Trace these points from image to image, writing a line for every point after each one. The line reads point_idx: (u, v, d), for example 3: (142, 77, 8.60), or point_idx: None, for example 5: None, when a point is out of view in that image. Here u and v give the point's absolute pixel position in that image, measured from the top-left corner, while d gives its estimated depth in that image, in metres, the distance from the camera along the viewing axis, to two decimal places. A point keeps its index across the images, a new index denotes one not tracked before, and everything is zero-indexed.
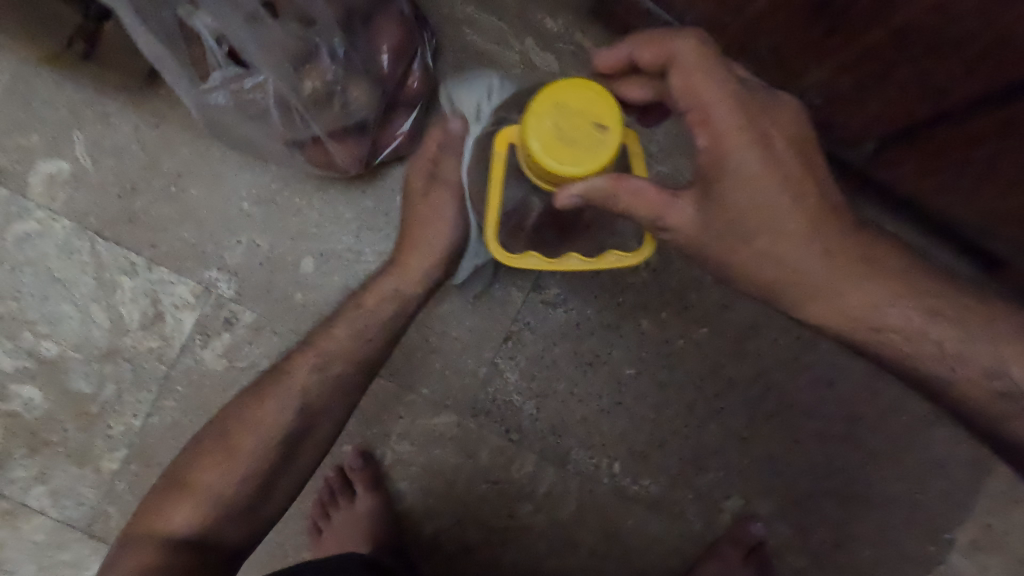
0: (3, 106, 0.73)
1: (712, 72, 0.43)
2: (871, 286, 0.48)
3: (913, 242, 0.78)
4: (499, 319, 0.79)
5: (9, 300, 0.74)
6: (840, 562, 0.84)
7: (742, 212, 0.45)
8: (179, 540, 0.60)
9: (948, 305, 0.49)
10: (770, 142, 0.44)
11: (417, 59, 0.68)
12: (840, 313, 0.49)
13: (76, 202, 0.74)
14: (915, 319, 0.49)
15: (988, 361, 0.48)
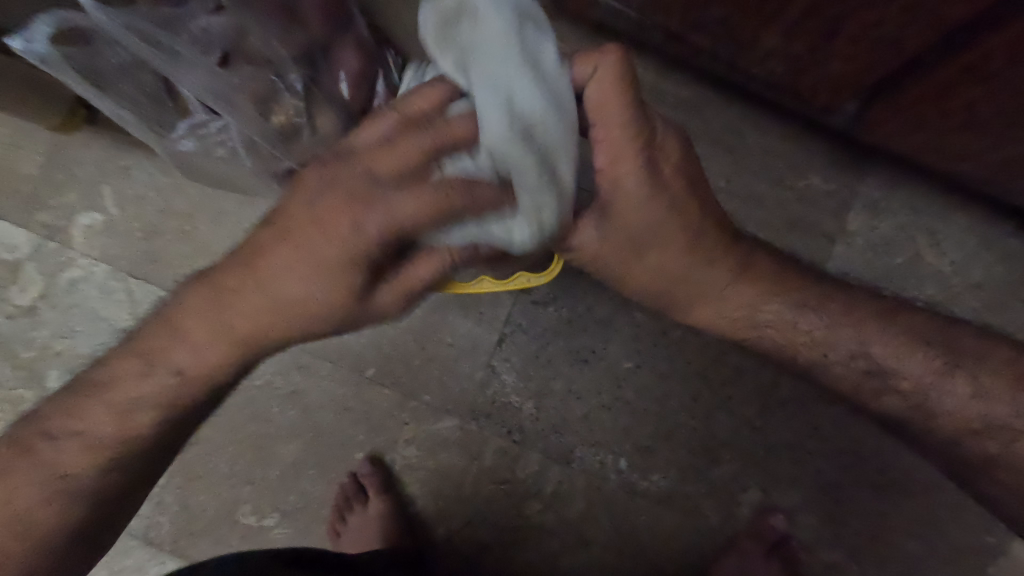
0: (45, 171, 0.83)
1: (621, 99, 0.41)
2: (744, 287, 0.51)
3: (904, 208, 0.74)
4: (491, 323, 0.80)
5: (65, 338, 0.84)
6: (881, 556, 0.77)
7: (640, 226, 0.46)
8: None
9: (815, 298, 0.52)
10: (658, 169, 0.44)
11: (380, 81, 0.68)
12: (718, 314, 0.52)
13: (109, 248, 0.84)
14: (789, 314, 0.52)
15: (849, 343, 0.52)
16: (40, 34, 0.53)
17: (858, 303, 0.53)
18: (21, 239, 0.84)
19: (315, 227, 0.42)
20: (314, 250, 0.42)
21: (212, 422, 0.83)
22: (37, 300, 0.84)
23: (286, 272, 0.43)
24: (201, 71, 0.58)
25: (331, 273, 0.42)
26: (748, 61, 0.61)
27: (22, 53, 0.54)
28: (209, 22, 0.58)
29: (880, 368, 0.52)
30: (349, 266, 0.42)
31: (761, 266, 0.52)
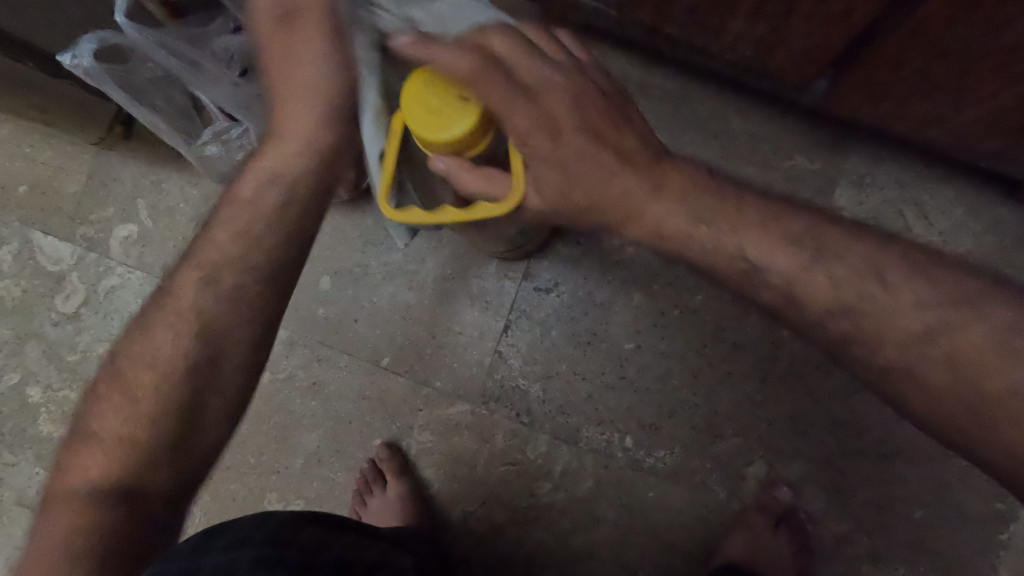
0: (87, 189, 0.92)
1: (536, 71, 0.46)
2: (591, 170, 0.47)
3: (888, 180, 0.77)
4: (496, 310, 0.85)
5: (105, 341, 0.91)
6: (890, 525, 0.77)
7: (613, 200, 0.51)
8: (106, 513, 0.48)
9: (695, 203, 0.47)
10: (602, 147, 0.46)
11: None
12: (562, 201, 0.47)
13: (145, 257, 0.91)
14: (657, 212, 0.47)
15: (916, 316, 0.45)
16: (85, 50, 0.58)
17: (746, 221, 0.47)
18: (65, 251, 0.92)
19: (279, 70, 0.49)
20: (287, 76, 0.49)
21: (254, 393, 0.88)
22: (81, 307, 0.92)
23: (285, 111, 0.50)
24: (223, 84, 0.64)
25: (303, 80, 0.49)
26: (721, 48, 0.65)
27: (68, 67, 0.59)
28: (231, 40, 0.64)
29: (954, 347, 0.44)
30: (319, 64, 0.48)
31: (635, 160, 0.47)
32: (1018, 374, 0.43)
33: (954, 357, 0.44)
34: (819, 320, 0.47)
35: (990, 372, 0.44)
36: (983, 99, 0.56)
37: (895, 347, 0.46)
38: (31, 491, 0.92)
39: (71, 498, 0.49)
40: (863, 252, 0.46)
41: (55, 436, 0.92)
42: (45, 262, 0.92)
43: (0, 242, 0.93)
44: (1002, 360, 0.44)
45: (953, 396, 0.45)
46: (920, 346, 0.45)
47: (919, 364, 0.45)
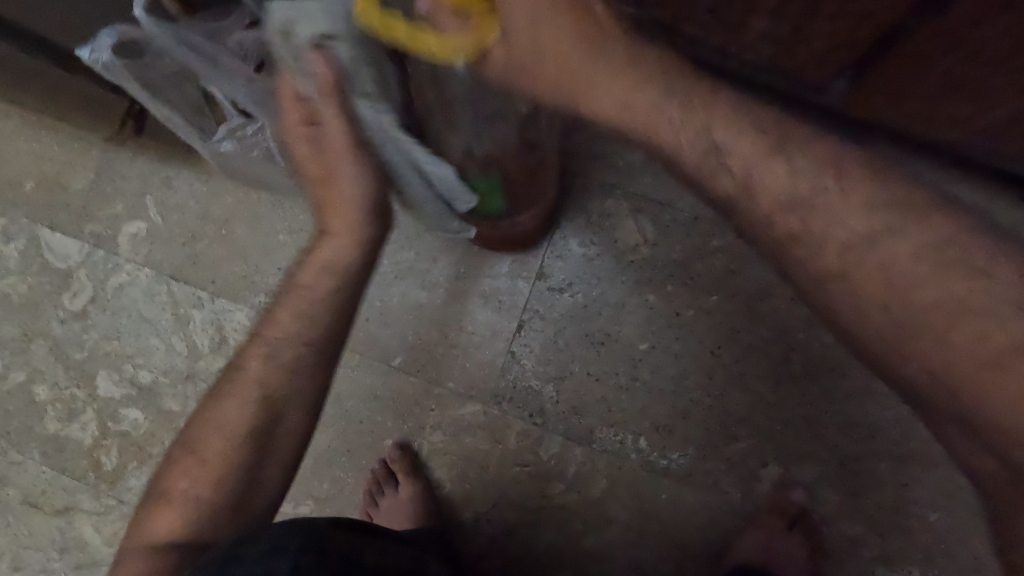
0: (95, 185, 0.91)
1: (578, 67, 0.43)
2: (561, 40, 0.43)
3: None
4: (510, 310, 0.84)
5: (113, 339, 0.90)
6: (906, 528, 0.77)
7: None
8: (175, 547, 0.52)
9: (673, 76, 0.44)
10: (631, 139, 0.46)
11: None
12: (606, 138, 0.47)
13: (153, 254, 0.90)
14: (623, 80, 0.44)
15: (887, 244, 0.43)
16: (103, 45, 0.59)
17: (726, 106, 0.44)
18: (72, 248, 0.91)
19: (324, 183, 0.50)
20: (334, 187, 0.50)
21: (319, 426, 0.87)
22: (88, 304, 0.91)
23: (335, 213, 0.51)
24: (240, 81, 0.63)
25: (334, 192, 0.50)
26: (739, 47, 0.64)
27: (87, 62, 0.60)
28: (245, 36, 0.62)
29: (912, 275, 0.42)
30: (356, 182, 0.49)
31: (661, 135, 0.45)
32: (946, 290, 0.42)
33: (889, 268, 0.43)
34: (766, 216, 0.45)
35: (920, 284, 0.42)
36: (1009, 99, 0.55)
37: (835, 249, 0.44)
38: (37, 490, 0.91)
39: (144, 556, 0.52)
40: (822, 149, 0.44)
41: (62, 435, 0.91)
42: (52, 259, 0.91)
43: (7, 238, 0.92)
44: (934, 275, 0.42)
45: (878, 307, 0.44)
46: (859, 254, 0.43)
47: (854, 270, 0.44)
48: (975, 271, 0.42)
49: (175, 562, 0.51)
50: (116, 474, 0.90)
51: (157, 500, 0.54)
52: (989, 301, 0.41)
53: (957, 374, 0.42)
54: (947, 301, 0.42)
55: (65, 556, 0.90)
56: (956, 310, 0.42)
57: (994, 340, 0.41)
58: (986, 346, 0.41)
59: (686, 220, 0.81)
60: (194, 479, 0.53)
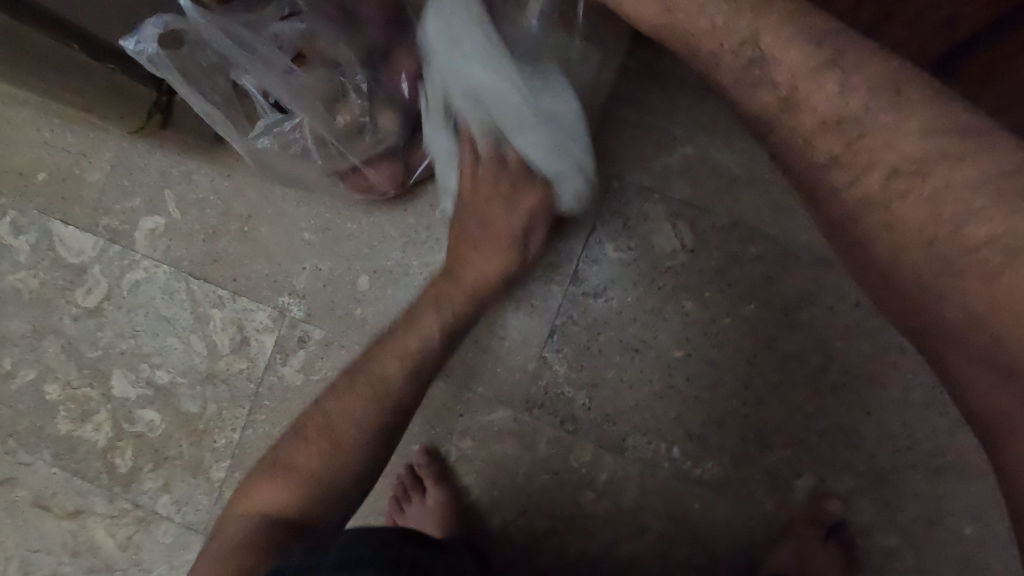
0: (111, 177, 0.87)
1: None
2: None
3: None
4: (543, 314, 0.82)
5: (129, 337, 0.87)
6: (940, 540, 0.76)
7: None
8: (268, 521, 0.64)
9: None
10: None
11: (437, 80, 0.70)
12: None
13: (172, 250, 0.87)
14: None
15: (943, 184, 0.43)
16: (150, 35, 0.58)
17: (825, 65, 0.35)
18: (86, 242, 0.88)
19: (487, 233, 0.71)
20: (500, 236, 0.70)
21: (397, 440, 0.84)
22: (103, 301, 0.88)
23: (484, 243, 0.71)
24: (277, 70, 0.61)
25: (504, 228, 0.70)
26: None
27: (131, 54, 0.59)
28: (282, 27, 0.62)
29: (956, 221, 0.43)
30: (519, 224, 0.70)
31: None
32: (998, 225, 0.41)
33: (933, 197, 0.44)
34: (810, 129, 0.48)
35: (971, 215, 0.42)
36: None
37: (876, 175, 0.46)
38: (48, 492, 0.88)
39: (252, 518, 0.65)
40: (889, 79, 0.44)
41: (74, 435, 0.88)
42: (65, 254, 0.88)
43: (19, 231, 0.88)
44: (982, 211, 0.42)
45: (912, 230, 0.46)
46: (904, 181, 0.45)
47: (894, 196, 0.46)
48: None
49: (258, 537, 0.63)
50: (131, 476, 0.87)
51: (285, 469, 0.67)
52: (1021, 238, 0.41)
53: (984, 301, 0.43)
54: (1000, 235, 0.42)
55: (76, 560, 0.88)
56: (1006, 244, 0.41)
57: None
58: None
59: (724, 227, 0.80)
60: (320, 463, 0.67)
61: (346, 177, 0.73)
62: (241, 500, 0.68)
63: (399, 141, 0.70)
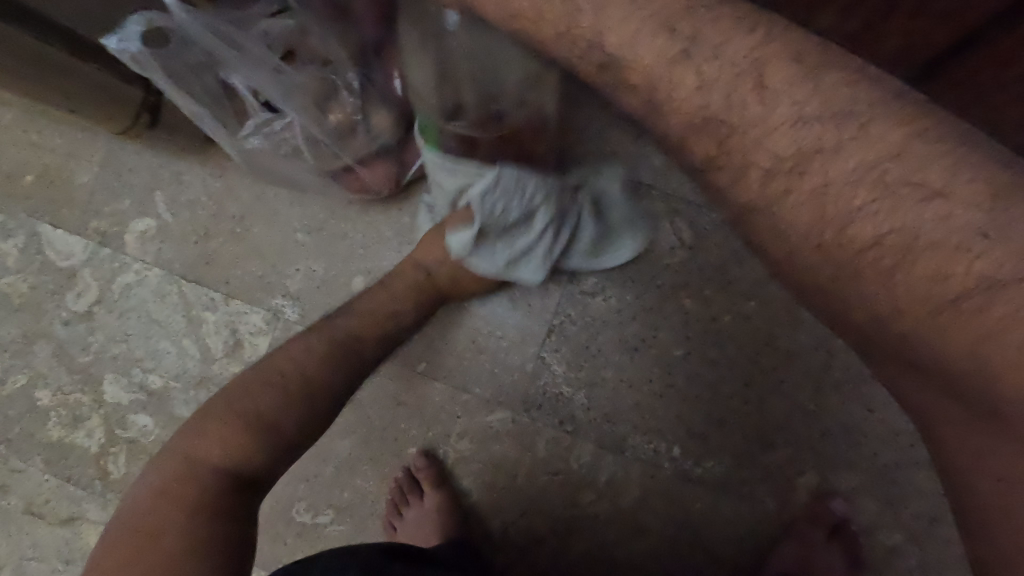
0: (100, 179, 0.86)
1: None
2: (610, 24, 0.33)
3: None
4: (540, 314, 0.81)
5: (121, 342, 0.86)
6: (944, 537, 0.75)
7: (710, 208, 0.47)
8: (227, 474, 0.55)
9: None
10: None
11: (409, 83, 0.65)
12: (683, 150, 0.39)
13: (163, 252, 0.85)
14: None
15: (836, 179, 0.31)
16: (132, 33, 0.56)
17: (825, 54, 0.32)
18: (76, 246, 0.86)
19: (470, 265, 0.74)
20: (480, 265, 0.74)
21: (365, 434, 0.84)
22: (94, 305, 0.86)
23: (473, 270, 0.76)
24: (267, 68, 0.60)
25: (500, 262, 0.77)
26: None
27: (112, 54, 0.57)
28: (272, 24, 0.60)
29: (862, 213, 0.31)
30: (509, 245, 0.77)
31: None
32: (882, 219, 0.31)
33: (817, 196, 0.32)
34: None
35: (854, 218, 0.31)
36: None
37: (756, 177, 0.34)
38: (41, 499, 0.87)
39: (200, 473, 0.54)
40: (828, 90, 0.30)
41: (66, 441, 0.87)
42: (54, 258, 0.86)
43: (6, 234, 0.87)
44: (869, 207, 0.31)
45: (808, 243, 0.34)
46: (782, 184, 0.33)
47: (781, 203, 0.33)
48: (924, 193, 0.29)
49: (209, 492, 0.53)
50: (124, 482, 0.86)
51: (254, 424, 0.57)
52: (936, 230, 0.29)
53: (894, 318, 0.33)
54: (890, 234, 0.31)
55: (69, 567, 0.86)
56: (899, 248, 0.31)
57: (949, 285, 0.30)
58: (938, 291, 0.30)
59: (720, 227, 0.79)
60: (282, 414, 0.58)
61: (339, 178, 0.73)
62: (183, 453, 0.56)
63: (392, 140, 0.70)
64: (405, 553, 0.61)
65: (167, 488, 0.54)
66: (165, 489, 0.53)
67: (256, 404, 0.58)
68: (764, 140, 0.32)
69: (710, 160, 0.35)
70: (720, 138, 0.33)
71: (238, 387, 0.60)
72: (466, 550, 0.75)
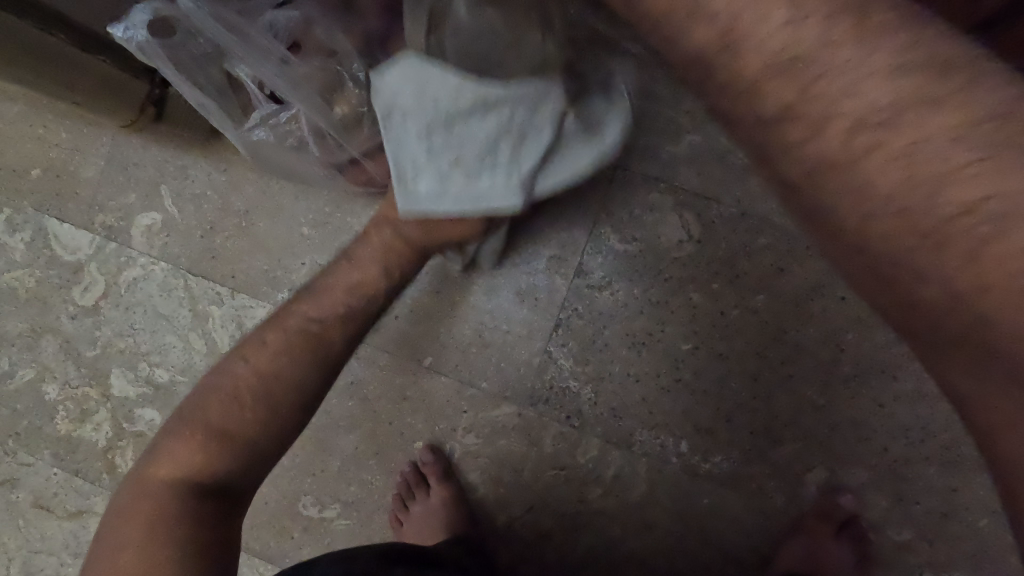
0: (105, 173, 0.86)
1: None
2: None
3: None
4: (547, 309, 0.81)
5: (127, 337, 0.86)
6: (954, 533, 0.75)
7: None
8: (200, 487, 0.54)
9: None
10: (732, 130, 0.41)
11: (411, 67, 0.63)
12: None
13: (169, 247, 0.85)
14: None
15: (931, 142, 0.28)
16: (139, 22, 0.56)
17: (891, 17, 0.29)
18: (83, 240, 0.86)
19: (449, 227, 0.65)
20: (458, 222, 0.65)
21: (377, 428, 0.84)
22: (100, 299, 0.86)
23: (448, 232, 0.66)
24: (273, 59, 0.59)
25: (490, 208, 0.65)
26: None
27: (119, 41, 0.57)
28: (277, 16, 0.60)
29: (960, 174, 0.28)
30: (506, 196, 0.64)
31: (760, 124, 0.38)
32: (982, 183, 0.28)
33: (907, 154, 0.29)
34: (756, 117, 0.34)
35: (956, 175, 0.28)
36: None
37: (846, 127, 0.29)
38: (49, 493, 0.87)
39: (173, 490, 0.54)
40: (929, 46, 0.28)
41: (73, 435, 0.87)
42: (61, 252, 0.86)
43: (13, 229, 0.87)
44: (973, 165, 0.28)
45: (886, 197, 0.30)
46: (868, 138, 0.29)
47: (856, 159, 0.30)
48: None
49: (184, 508, 0.53)
50: None
51: (223, 435, 0.56)
52: None
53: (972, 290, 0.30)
54: (990, 200, 0.28)
55: (78, 561, 0.87)
56: (996, 212, 0.28)
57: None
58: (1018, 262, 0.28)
59: (727, 222, 0.78)
60: (251, 426, 0.57)
61: (345, 170, 0.73)
62: (155, 466, 0.56)
63: None
64: (406, 554, 0.60)
65: (140, 504, 0.54)
66: (138, 505, 0.54)
67: (223, 410, 0.58)
68: (853, 89, 0.28)
69: (765, 117, 0.30)
70: (803, 85, 0.29)
71: (208, 394, 0.59)
72: (472, 546, 0.75)
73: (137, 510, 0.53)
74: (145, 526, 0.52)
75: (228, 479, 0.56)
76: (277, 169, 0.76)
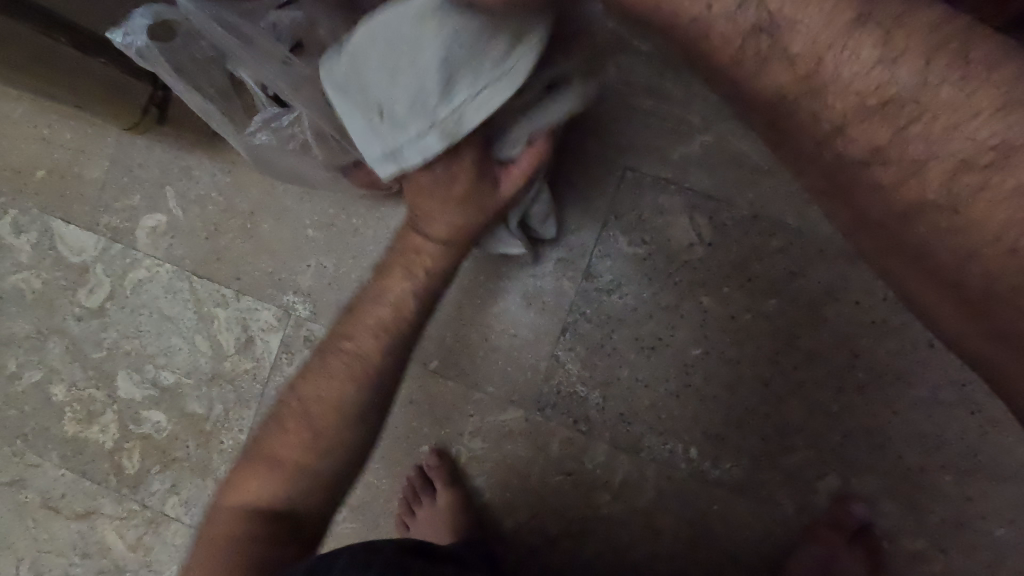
0: (110, 174, 0.85)
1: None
2: None
3: None
4: (555, 312, 0.79)
5: (133, 338, 0.86)
6: (970, 542, 0.73)
7: None
8: (270, 510, 0.58)
9: None
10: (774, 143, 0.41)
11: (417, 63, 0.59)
12: None
13: (173, 249, 0.85)
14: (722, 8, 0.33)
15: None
16: (139, 27, 0.56)
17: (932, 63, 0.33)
18: (89, 241, 0.86)
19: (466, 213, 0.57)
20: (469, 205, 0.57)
21: (384, 432, 0.83)
22: (105, 301, 0.86)
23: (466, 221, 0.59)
24: (273, 60, 0.58)
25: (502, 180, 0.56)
26: None
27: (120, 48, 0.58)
28: (280, 15, 0.58)
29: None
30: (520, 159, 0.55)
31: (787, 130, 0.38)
32: None
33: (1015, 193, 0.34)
34: None
35: None
36: None
37: (957, 169, 0.35)
38: (57, 493, 0.88)
39: (247, 511, 0.58)
40: None
41: (80, 437, 0.87)
42: (67, 254, 0.86)
43: (20, 231, 0.86)
44: None
45: (986, 235, 0.36)
46: (976, 177, 0.35)
47: (969, 197, 0.35)
48: None
49: (255, 529, 0.57)
50: (139, 477, 0.86)
51: (293, 463, 0.59)
52: None
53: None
54: None
55: (86, 561, 0.87)
56: None
57: None
58: None
59: (738, 224, 0.76)
60: (313, 455, 0.59)
61: (350, 174, 0.71)
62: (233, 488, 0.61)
63: None
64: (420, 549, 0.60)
65: (219, 523, 0.59)
66: (217, 526, 0.59)
67: (290, 437, 0.60)
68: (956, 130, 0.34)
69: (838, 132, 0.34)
70: (907, 120, 0.34)
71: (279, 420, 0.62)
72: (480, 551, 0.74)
73: (215, 529, 0.59)
74: (220, 544, 0.57)
75: (297, 504, 0.58)
76: (282, 173, 0.73)
